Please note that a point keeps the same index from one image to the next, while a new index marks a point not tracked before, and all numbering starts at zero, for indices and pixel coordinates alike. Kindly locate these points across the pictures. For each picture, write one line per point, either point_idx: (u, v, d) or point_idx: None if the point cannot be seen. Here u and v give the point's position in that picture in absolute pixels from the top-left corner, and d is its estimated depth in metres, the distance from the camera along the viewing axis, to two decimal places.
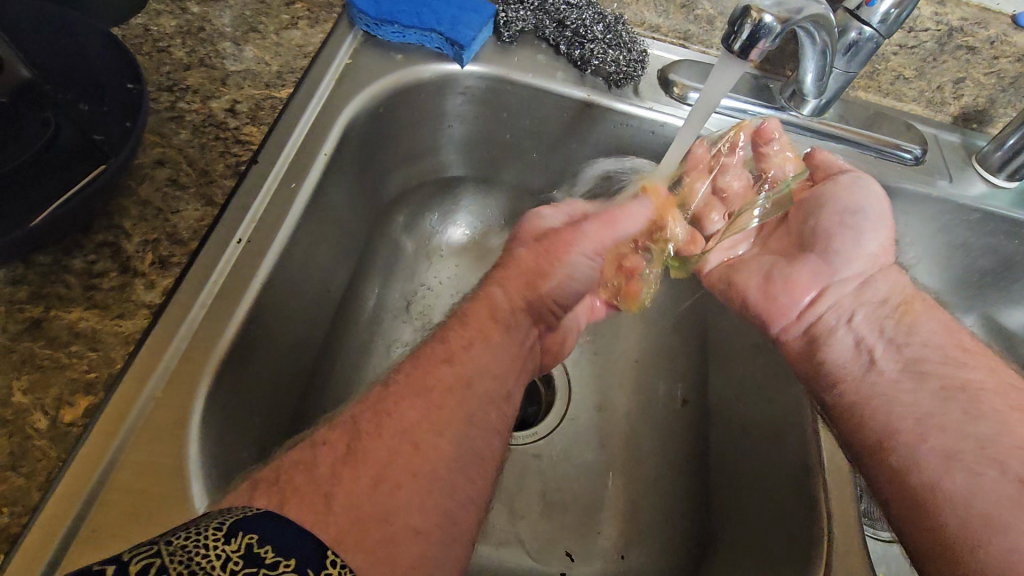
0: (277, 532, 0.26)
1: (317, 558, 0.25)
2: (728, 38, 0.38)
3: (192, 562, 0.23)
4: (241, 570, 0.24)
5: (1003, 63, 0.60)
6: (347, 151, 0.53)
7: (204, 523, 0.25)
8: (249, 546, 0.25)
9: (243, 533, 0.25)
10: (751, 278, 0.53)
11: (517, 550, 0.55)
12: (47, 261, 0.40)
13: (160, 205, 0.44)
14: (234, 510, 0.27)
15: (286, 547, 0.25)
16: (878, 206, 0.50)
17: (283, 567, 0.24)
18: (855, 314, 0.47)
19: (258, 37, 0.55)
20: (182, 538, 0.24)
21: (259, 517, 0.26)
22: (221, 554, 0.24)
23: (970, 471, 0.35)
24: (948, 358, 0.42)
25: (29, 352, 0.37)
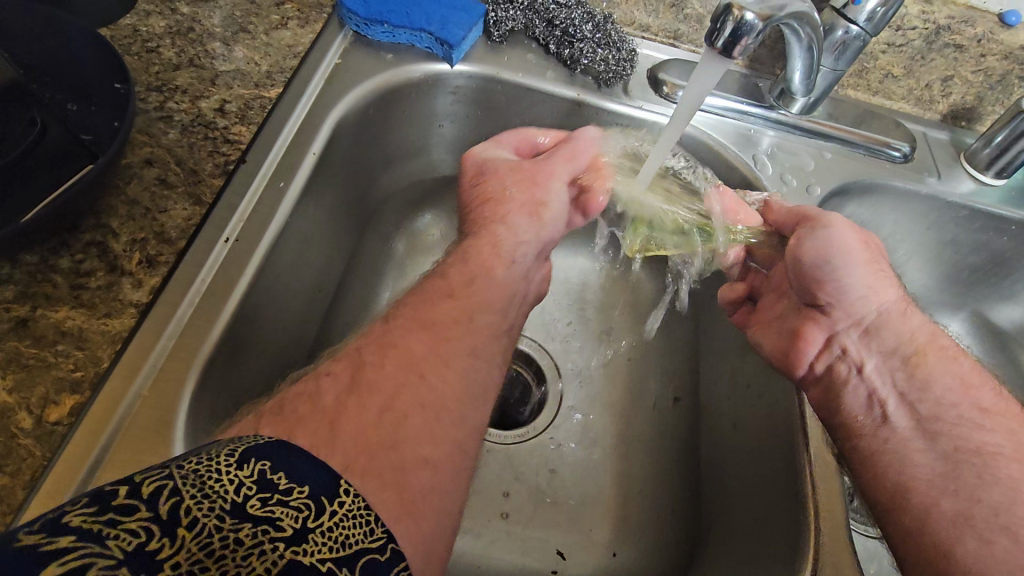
0: (290, 460, 0.26)
1: (330, 483, 0.25)
2: (711, 36, 0.38)
3: (205, 486, 0.23)
4: (255, 495, 0.23)
5: (991, 61, 0.60)
6: (336, 151, 0.53)
7: (216, 452, 0.25)
8: (262, 473, 0.24)
9: (256, 460, 0.25)
10: (767, 336, 0.52)
11: (508, 546, 0.55)
12: (34, 260, 0.40)
13: (148, 205, 0.44)
14: (245, 438, 0.26)
15: (298, 476, 0.25)
16: (846, 248, 0.47)
17: (297, 493, 0.24)
18: (865, 363, 0.46)
19: (248, 38, 0.55)
20: (193, 462, 0.24)
21: (272, 443, 0.26)
22: (234, 479, 0.24)
23: (981, 538, 0.36)
24: (965, 420, 0.41)
25: (15, 352, 0.37)
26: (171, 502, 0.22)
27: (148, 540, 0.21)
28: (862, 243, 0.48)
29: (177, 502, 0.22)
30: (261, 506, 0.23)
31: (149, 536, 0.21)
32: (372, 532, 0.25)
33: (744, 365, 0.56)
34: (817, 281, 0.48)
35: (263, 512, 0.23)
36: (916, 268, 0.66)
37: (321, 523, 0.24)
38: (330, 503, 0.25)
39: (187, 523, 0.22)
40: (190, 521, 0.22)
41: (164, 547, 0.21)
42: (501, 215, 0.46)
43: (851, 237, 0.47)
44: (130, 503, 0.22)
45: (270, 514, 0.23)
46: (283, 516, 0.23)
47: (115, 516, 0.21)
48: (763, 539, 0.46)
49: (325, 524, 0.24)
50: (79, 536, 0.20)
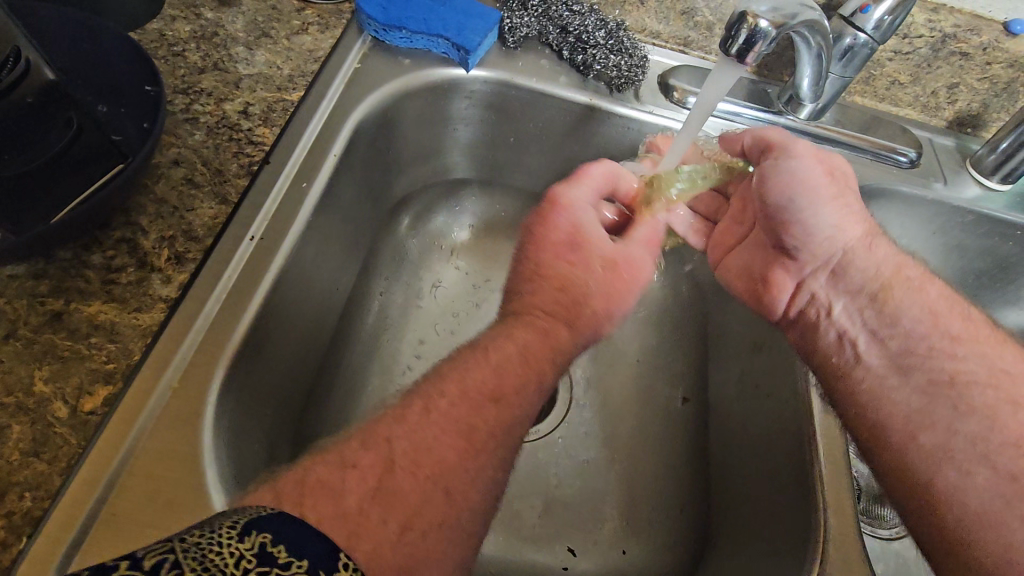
0: (292, 532, 0.25)
1: (332, 558, 0.25)
2: (726, 43, 0.39)
3: (204, 561, 0.23)
4: (254, 569, 0.23)
5: (996, 69, 0.61)
6: (355, 153, 0.54)
7: (217, 524, 0.25)
8: (263, 545, 0.24)
9: (257, 533, 0.25)
10: (739, 280, 0.56)
11: (519, 541, 0.56)
12: (68, 256, 0.41)
13: (175, 203, 0.45)
14: (249, 513, 0.27)
15: (298, 548, 0.24)
16: (808, 181, 0.48)
17: (296, 568, 0.24)
18: (833, 306, 0.49)
19: (270, 42, 0.57)
20: (194, 537, 0.24)
21: (272, 518, 0.26)
22: (235, 552, 0.23)
23: (961, 469, 0.38)
24: (936, 350, 0.43)
25: (50, 343, 0.38)
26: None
27: None
28: (828, 173, 0.48)
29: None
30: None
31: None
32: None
33: (752, 365, 0.57)
34: (784, 221, 0.50)
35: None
36: None
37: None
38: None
39: None
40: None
41: None
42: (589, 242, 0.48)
43: (815, 170, 0.48)
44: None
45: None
46: None
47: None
48: (772, 536, 0.47)
49: None
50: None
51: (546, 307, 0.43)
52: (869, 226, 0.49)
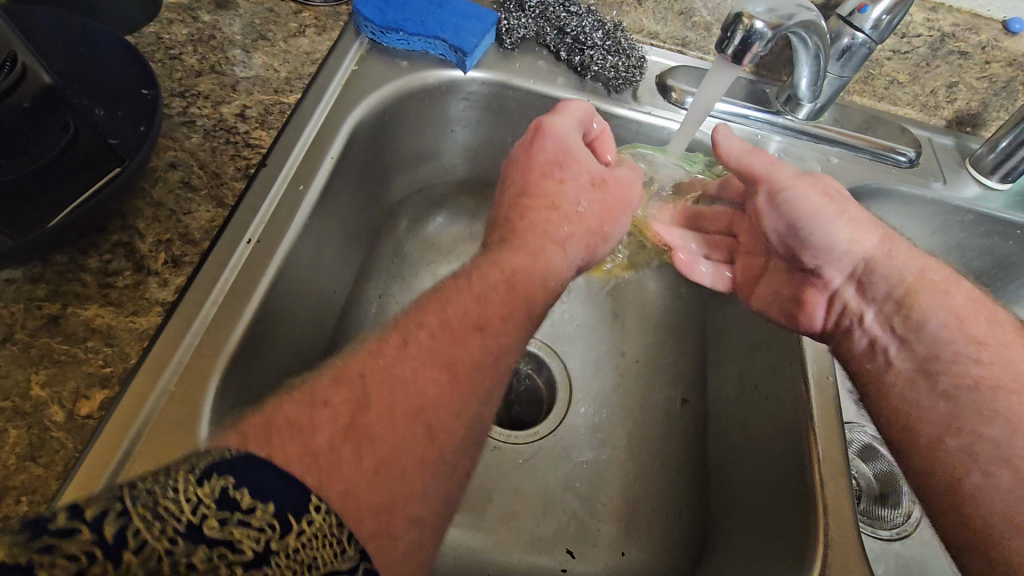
0: (252, 472, 0.25)
1: (298, 501, 0.25)
2: (722, 44, 0.39)
3: (160, 506, 0.23)
4: (212, 516, 0.23)
5: (995, 68, 0.61)
6: (353, 155, 0.54)
7: (173, 464, 0.25)
8: (225, 489, 0.24)
9: (218, 477, 0.24)
10: (765, 299, 0.55)
11: (518, 543, 0.56)
12: (64, 260, 0.41)
13: (172, 206, 0.45)
14: (208, 449, 0.26)
15: (263, 492, 0.24)
16: (813, 204, 0.49)
17: (260, 513, 0.24)
18: (865, 316, 0.48)
19: (267, 45, 0.57)
20: (149, 478, 0.24)
21: (233, 455, 0.26)
22: (193, 498, 0.24)
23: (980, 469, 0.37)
24: (961, 356, 0.42)
25: (46, 347, 0.38)
26: (119, 524, 0.22)
27: (89, 563, 0.21)
28: (823, 193, 0.49)
29: (126, 525, 0.22)
30: (219, 528, 0.23)
31: (90, 561, 0.21)
32: (344, 551, 0.25)
33: (751, 366, 0.57)
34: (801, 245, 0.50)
35: (221, 535, 0.23)
36: None
37: (284, 546, 0.24)
38: (296, 523, 0.24)
39: (133, 547, 0.22)
40: (140, 545, 0.22)
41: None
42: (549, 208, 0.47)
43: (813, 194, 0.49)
44: (73, 523, 0.21)
45: (228, 537, 0.23)
46: (244, 539, 0.23)
47: (54, 540, 0.21)
48: (771, 537, 0.47)
49: (290, 545, 0.24)
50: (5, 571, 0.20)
51: (542, 227, 0.45)
52: (884, 231, 0.49)
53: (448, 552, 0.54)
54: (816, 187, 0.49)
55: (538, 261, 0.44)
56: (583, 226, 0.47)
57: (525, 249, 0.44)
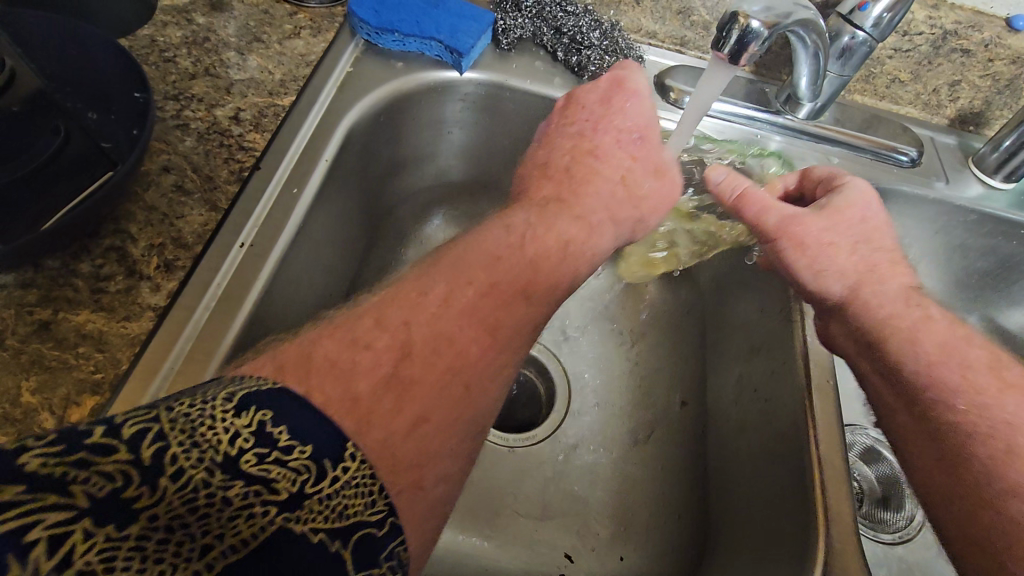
0: (291, 411, 0.26)
1: (333, 449, 0.25)
2: (718, 44, 0.39)
3: (197, 434, 0.24)
4: (250, 450, 0.24)
5: (998, 66, 0.60)
6: (348, 157, 0.54)
7: (212, 395, 0.25)
8: (262, 424, 0.25)
9: (256, 410, 0.25)
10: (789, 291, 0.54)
11: (516, 548, 0.55)
12: (56, 265, 0.41)
13: (165, 210, 0.45)
14: (250, 382, 0.27)
15: (302, 434, 0.25)
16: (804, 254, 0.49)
17: (299, 453, 0.24)
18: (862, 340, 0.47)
19: (262, 47, 0.56)
20: (188, 405, 0.24)
21: (272, 392, 0.26)
22: (229, 428, 0.24)
23: None
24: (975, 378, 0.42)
25: (37, 353, 0.38)
26: (157, 447, 0.23)
27: (125, 485, 0.21)
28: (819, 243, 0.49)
29: (162, 448, 0.23)
30: (256, 463, 0.24)
31: (126, 481, 0.21)
32: (371, 503, 0.26)
33: (750, 369, 0.56)
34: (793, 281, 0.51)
35: (257, 471, 0.24)
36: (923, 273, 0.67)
37: (318, 489, 0.24)
38: (331, 468, 0.25)
39: (171, 474, 0.22)
40: (175, 471, 0.22)
41: (143, 497, 0.21)
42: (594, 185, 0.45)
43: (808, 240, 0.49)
44: (108, 442, 0.22)
45: (264, 474, 0.24)
46: (279, 479, 0.24)
47: (91, 456, 0.21)
48: (770, 543, 0.46)
49: (323, 491, 0.24)
50: (44, 483, 0.20)
51: (597, 193, 0.45)
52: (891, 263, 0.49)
53: (446, 558, 0.54)
54: (796, 238, 0.49)
55: (590, 235, 0.43)
56: (640, 206, 0.47)
57: (581, 218, 0.43)
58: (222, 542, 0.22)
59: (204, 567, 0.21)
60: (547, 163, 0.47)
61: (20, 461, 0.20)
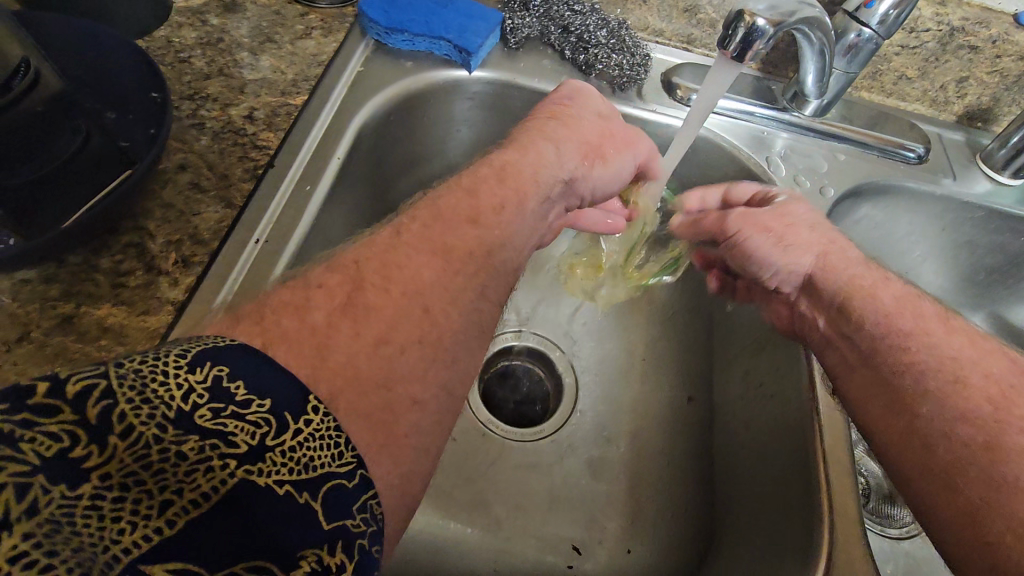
0: (246, 367, 0.25)
1: (296, 403, 0.25)
2: (724, 42, 0.39)
3: (149, 391, 0.23)
4: (205, 404, 0.23)
5: (1005, 62, 0.60)
6: (359, 155, 0.55)
7: (162, 351, 0.25)
8: (218, 379, 0.24)
9: (212, 366, 0.24)
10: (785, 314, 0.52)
11: (524, 540, 0.56)
12: (78, 260, 0.42)
13: (182, 207, 0.46)
14: (204, 339, 0.26)
15: (261, 389, 0.25)
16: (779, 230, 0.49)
17: (257, 406, 0.24)
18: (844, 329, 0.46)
19: (274, 47, 0.57)
20: (136, 362, 0.24)
21: (225, 348, 0.26)
22: (185, 384, 0.23)
23: None
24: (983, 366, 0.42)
25: (61, 346, 0.39)
26: (104, 405, 0.22)
27: (72, 445, 0.21)
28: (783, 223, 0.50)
29: (110, 407, 0.22)
30: (212, 418, 0.23)
31: (74, 441, 0.21)
32: (339, 456, 0.25)
33: (755, 364, 0.57)
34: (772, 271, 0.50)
35: (214, 425, 0.23)
36: (931, 270, 0.67)
37: (281, 441, 0.24)
38: (293, 422, 0.25)
39: (120, 431, 0.22)
40: (126, 428, 0.22)
41: (91, 456, 0.21)
42: (556, 138, 0.45)
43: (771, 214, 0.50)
44: (54, 402, 0.21)
45: (221, 428, 0.23)
46: (239, 433, 0.23)
47: (33, 416, 0.20)
48: (775, 535, 0.47)
49: (287, 444, 0.24)
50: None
51: (539, 129, 0.45)
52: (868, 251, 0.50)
53: (457, 549, 0.55)
54: (759, 225, 0.50)
55: (528, 154, 0.43)
56: (579, 130, 0.46)
57: (518, 149, 0.44)
58: (181, 498, 0.21)
59: (164, 524, 0.21)
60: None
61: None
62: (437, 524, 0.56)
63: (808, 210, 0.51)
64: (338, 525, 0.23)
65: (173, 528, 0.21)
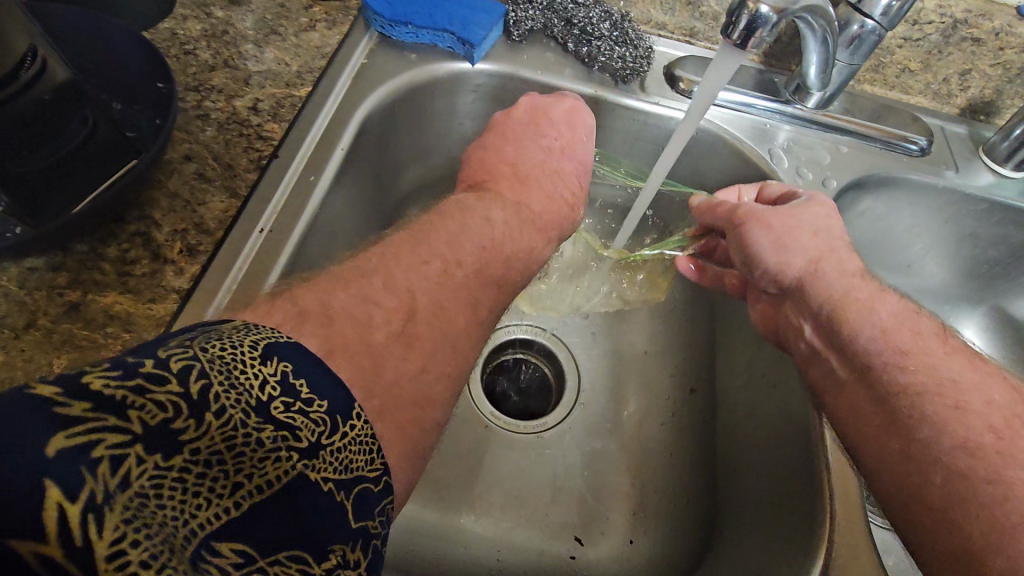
0: (311, 367, 0.27)
1: (346, 405, 0.27)
2: (727, 29, 0.40)
3: (233, 377, 0.24)
4: (278, 397, 0.25)
5: (1009, 54, 0.60)
6: (362, 147, 0.55)
7: (235, 339, 0.26)
8: (285, 374, 0.26)
9: (279, 360, 0.26)
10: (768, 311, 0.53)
11: (527, 530, 0.56)
12: (84, 249, 0.43)
13: (187, 197, 0.46)
14: (265, 331, 0.27)
15: (319, 390, 0.26)
16: (782, 226, 0.49)
17: (317, 406, 0.26)
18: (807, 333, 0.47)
19: (279, 40, 0.57)
20: (217, 347, 0.25)
21: (291, 345, 0.27)
22: (260, 375, 0.25)
23: None
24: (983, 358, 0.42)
25: (69, 333, 0.39)
26: (201, 384, 0.23)
27: (173, 417, 0.22)
28: (789, 221, 0.49)
29: (206, 386, 0.23)
30: (284, 410, 0.25)
31: (176, 413, 0.22)
32: (371, 461, 0.27)
33: (758, 356, 0.57)
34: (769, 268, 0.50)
35: (285, 418, 0.24)
36: (933, 263, 0.67)
37: (333, 442, 0.25)
38: (343, 424, 0.26)
39: (214, 410, 0.23)
40: (215, 409, 0.23)
41: (188, 430, 0.22)
42: (541, 215, 0.49)
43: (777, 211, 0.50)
44: (159, 373, 0.22)
45: (290, 422, 0.24)
46: (303, 427, 0.25)
47: (145, 384, 0.22)
48: (777, 525, 0.47)
49: (335, 444, 0.25)
50: (95, 406, 0.20)
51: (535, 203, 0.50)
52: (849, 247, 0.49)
53: (460, 540, 0.55)
54: (762, 220, 0.50)
55: (546, 246, 0.49)
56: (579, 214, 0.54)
57: (542, 231, 0.49)
58: (250, 482, 0.22)
59: (233, 505, 0.22)
60: (515, 163, 0.52)
61: (82, 380, 0.21)
62: (440, 516, 0.56)
63: (819, 214, 0.50)
64: (362, 524, 0.25)
65: (239, 510, 0.22)
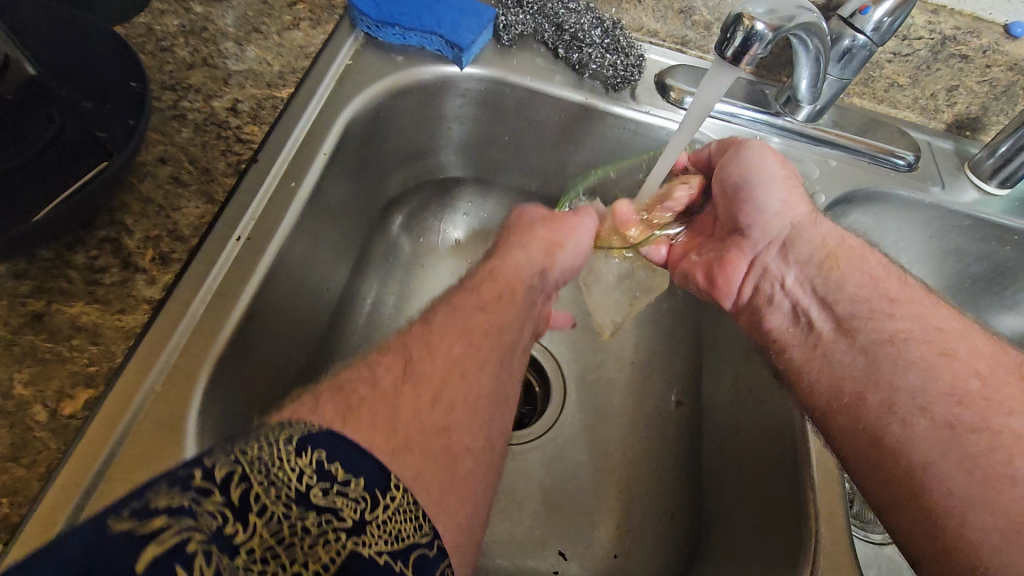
0: (341, 445, 0.27)
1: (382, 478, 0.27)
2: (721, 46, 0.39)
3: (273, 474, 0.24)
4: (316, 484, 0.25)
5: (996, 72, 0.60)
6: (345, 152, 0.53)
7: (271, 435, 0.26)
8: (320, 462, 0.26)
9: (312, 449, 0.26)
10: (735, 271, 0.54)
11: (509, 546, 0.55)
12: (49, 256, 0.41)
13: (161, 202, 0.44)
14: (299, 424, 0.27)
15: (354, 468, 0.26)
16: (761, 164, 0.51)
17: (355, 484, 0.26)
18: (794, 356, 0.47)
19: (260, 38, 0.56)
20: (254, 446, 0.25)
21: (323, 433, 0.27)
22: (295, 468, 0.25)
23: None
24: None
25: (29, 345, 0.37)
26: (241, 488, 0.23)
27: (224, 523, 0.22)
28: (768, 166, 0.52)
29: (246, 489, 0.23)
30: (324, 495, 0.25)
31: (221, 520, 0.22)
32: (421, 526, 0.26)
33: (743, 368, 0.56)
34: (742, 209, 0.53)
35: (327, 502, 0.24)
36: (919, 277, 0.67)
37: (377, 514, 0.25)
38: (382, 497, 0.26)
39: (257, 510, 0.23)
40: (260, 508, 0.23)
41: (238, 532, 0.22)
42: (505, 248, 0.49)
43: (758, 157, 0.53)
44: (205, 486, 0.22)
45: (333, 504, 0.24)
46: (346, 507, 0.25)
47: (194, 499, 0.22)
48: (761, 543, 0.47)
49: (380, 516, 0.25)
50: (171, 514, 0.20)
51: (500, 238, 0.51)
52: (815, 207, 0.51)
53: None
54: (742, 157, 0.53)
55: (513, 255, 0.48)
56: (551, 227, 0.51)
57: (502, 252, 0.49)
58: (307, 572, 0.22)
59: None
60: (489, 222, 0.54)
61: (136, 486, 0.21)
62: None
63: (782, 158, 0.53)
64: None
65: None
